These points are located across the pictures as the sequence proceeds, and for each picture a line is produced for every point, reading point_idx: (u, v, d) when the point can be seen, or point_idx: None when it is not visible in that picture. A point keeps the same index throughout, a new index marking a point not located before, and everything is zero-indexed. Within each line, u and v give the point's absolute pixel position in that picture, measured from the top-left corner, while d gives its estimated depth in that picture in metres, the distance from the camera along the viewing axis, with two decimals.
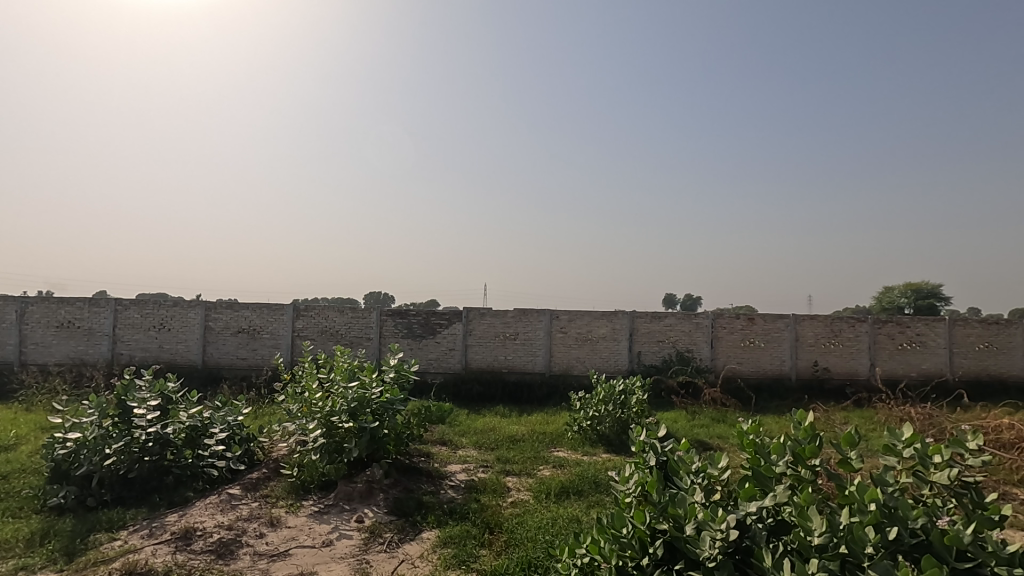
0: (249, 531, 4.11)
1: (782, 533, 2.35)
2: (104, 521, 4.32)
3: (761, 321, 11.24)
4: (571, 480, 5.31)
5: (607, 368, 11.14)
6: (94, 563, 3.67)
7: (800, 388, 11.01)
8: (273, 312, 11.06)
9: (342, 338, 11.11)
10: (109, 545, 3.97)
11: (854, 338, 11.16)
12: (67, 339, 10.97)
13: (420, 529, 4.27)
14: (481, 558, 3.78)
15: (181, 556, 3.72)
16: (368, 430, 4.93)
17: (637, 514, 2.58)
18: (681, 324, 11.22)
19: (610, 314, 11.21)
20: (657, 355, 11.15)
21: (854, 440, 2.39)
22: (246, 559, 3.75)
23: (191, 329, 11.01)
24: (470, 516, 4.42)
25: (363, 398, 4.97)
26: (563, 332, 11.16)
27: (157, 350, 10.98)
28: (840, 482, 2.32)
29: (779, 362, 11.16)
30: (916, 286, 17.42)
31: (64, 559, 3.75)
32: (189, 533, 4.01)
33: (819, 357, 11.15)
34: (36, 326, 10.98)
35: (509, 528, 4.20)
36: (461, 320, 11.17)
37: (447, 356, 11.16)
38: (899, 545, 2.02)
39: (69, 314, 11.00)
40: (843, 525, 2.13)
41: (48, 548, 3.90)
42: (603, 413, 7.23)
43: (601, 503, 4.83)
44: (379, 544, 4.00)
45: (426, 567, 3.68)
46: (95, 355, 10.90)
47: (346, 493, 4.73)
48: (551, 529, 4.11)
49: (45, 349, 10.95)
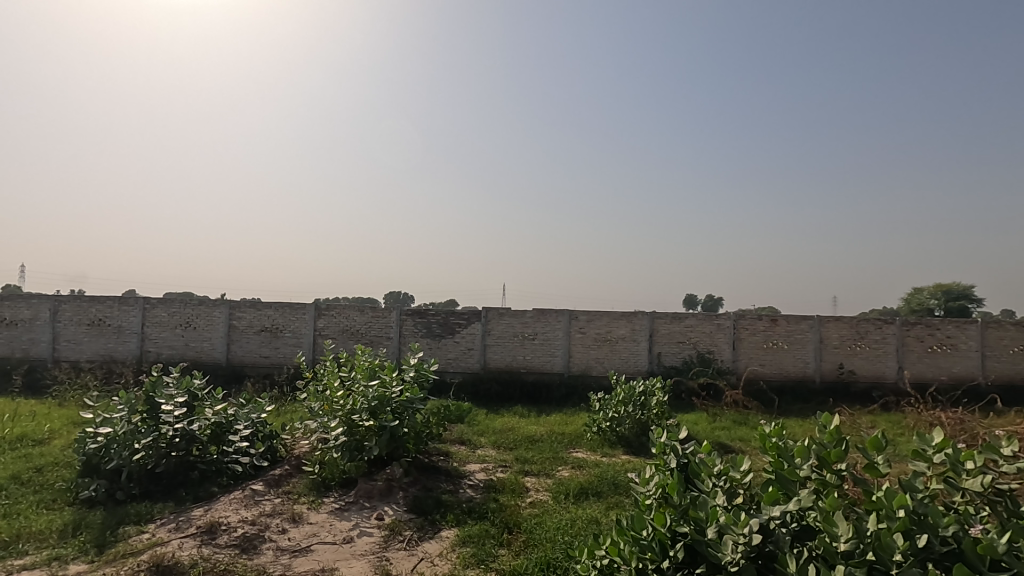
0: (272, 527, 4.18)
1: (807, 538, 2.32)
2: (132, 515, 4.42)
3: (785, 322, 11.03)
4: (589, 481, 5.28)
5: (626, 368, 11.06)
6: (123, 555, 3.77)
7: (825, 390, 10.81)
8: (296, 312, 11.21)
9: (362, 337, 11.21)
10: (138, 538, 4.07)
11: (882, 340, 10.91)
12: (98, 337, 11.27)
13: (439, 528, 4.28)
14: (499, 557, 3.80)
15: (207, 550, 3.80)
16: (387, 429, 4.99)
17: (657, 515, 2.57)
18: (702, 325, 11.09)
19: (629, 315, 11.14)
20: (677, 356, 11.05)
21: (881, 444, 2.32)
22: (269, 554, 3.81)
23: (216, 328, 11.24)
24: (489, 516, 4.43)
25: (383, 397, 5.04)
26: (582, 333, 11.12)
27: (182, 348, 11.23)
28: (868, 488, 2.27)
29: (804, 364, 10.96)
30: (946, 286, 16.97)
31: (95, 551, 3.86)
32: (214, 527, 4.09)
33: (845, 360, 10.93)
34: (69, 324, 11.31)
35: (528, 528, 4.20)
36: (480, 320, 11.20)
37: (467, 356, 11.20)
38: (930, 553, 1.97)
39: (100, 312, 11.30)
40: (870, 531, 2.09)
41: (80, 539, 4.03)
42: (623, 414, 7.18)
43: (620, 504, 4.80)
44: (399, 542, 4.03)
45: (446, 565, 3.69)
46: (123, 352, 11.19)
47: (366, 491, 4.76)
48: (570, 529, 4.10)
49: (77, 347, 11.28)
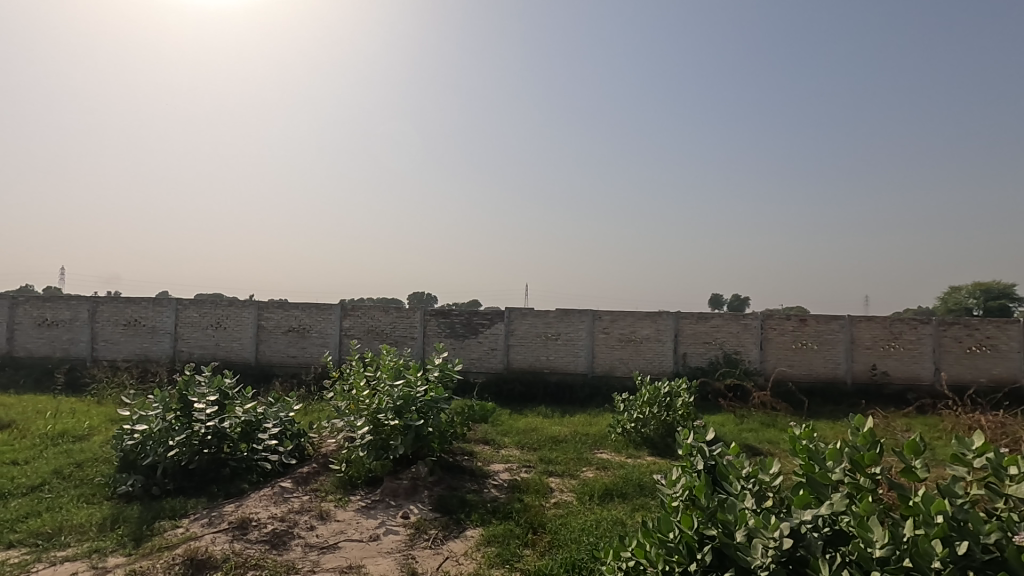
0: (300, 524, 4.26)
1: (839, 543, 2.27)
2: (167, 510, 4.55)
3: (814, 322, 10.78)
4: (613, 482, 5.24)
5: (650, 369, 10.96)
6: (159, 548, 3.88)
7: (857, 392, 10.53)
8: (322, 312, 11.39)
9: (387, 337, 11.34)
10: (173, 532, 4.19)
11: (917, 340, 10.58)
12: (133, 337, 11.63)
13: (464, 527, 4.30)
14: (525, 557, 3.80)
15: (238, 545, 3.88)
16: (412, 428, 5.03)
17: (684, 517, 2.53)
18: (728, 325, 10.91)
19: (654, 315, 11.02)
20: (703, 356, 10.89)
21: (918, 447, 2.25)
22: (298, 550, 3.88)
23: (245, 328, 11.49)
24: (513, 516, 4.44)
25: (408, 397, 5.09)
26: (606, 333, 11.05)
27: (213, 348, 11.51)
28: (903, 492, 2.21)
29: (834, 365, 10.69)
30: (986, 285, 16.37)
31: (132, 544, 3.98)
32: (245, 523, 4.18)
33: (878, 361, 10.63)
34: (106, 324, 11.69)
35: (552, 528, 4.19)
36: (503, 320, 11.22)
37: (490, 356, 11.23)
38: (970, 561, 1.90)
39: (135, 313, 11.66)
40: (906, 538, 2.03)
41: (118, 532, 4.16)
42: (648, 415, 7.12)
43: (646, 506, 4.75)
44: (424, 540, 4.06)
45: (471, 565, 3.71)
46: (157, 352, 11.53)
47: (392, 489, 4.81)
48: (595, 531, 4.07)
49: (114, 347, 11.65)
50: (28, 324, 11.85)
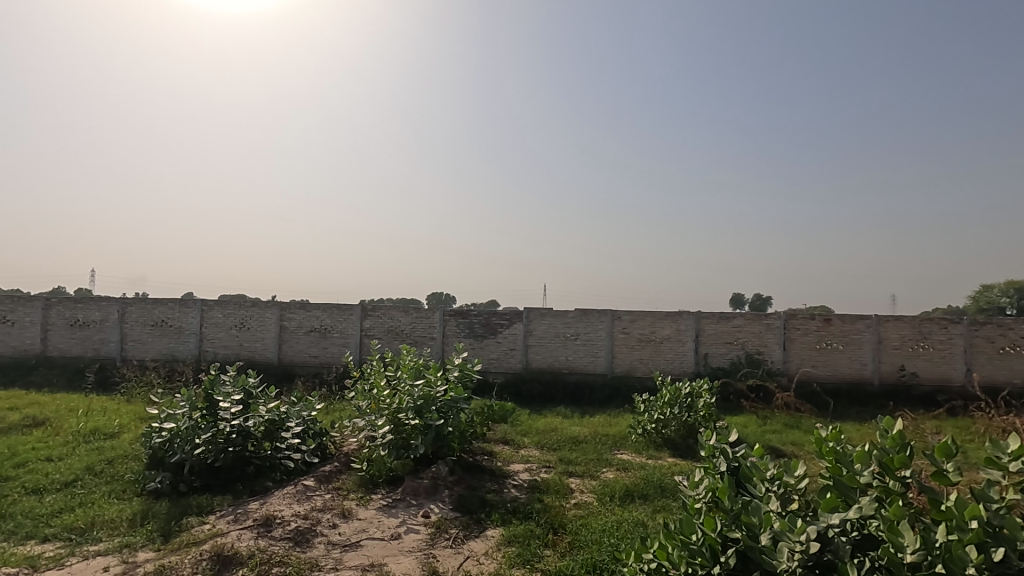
0: (322, 521, 4.31)
1: (868, 547, 2.23)
2: (194, 506, 4.64)
3: (839, 322, 10.57)
4: (634, 483, 5.20)
5: (671, 369, 10.85)
6: (187, 544, 3.97)
7: (884, 393, 10.30)
8: (343, 312, 11.52)
9: (407, 337, 11.42)
10: (199, 528, 4.28)
11: (947, 341, 10.30)
12: (161, 337, 11.90)
13: (485, 527, 4.31)
14: (545, 558, 3.79)
15: (263, 542, 3.95)
16: (433, 428, 5.07)
17: (707, 520, 2.50)
18: (750, 325, 10.76)
19: (674, 315, 10.91)
20: (725, 357, 10.75)
21: (949, 450, 2.19)
22: (321, 548, 3.93)
23: (268, 328, 11.68)
24: (533, 516, 4.43)
25: (428, 396, 5.13)
26: (625, 333, 10.98)
27: (237, 348, 11.72)
28: (935, 497, 2.15)
29: (860, 366, 10.47)
30: (1019, 284, 15.88)
31: (161, 539, 4.07)
32: (269, 520, 4.25)
33: (906, 361, 10.38)
34: (134, 325, 11.99)
35: (573, 529, 4.18)
36: (522, 320, 11.22)
37: (509, 356, 11.24)
38: (1006, 568, 1.84)
39: (162, 314, 11.93)
40: (939, 543, 1.98)
41: (147, 528, 4.27)
42: (668, 416, 7.05)
43: (667, 507, 4.71)
44: (445, 539, 4.08)
45: (491, 565, 3.71)
46: (184, 352, 11.79)
47: (412, 488, 4.84)
48: (617, 532, 4.04)
49: (142, 347, 11.94)
50: (60, 325, 12.20)
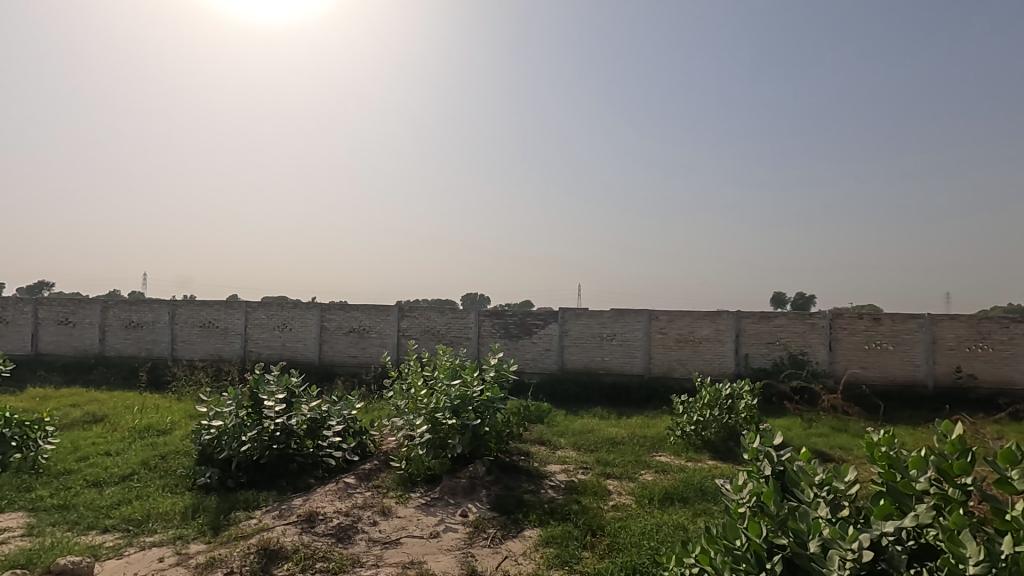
0: (363, 518, 4.39)
1: (925, 558, 2.13)
2: (241, 501, 4.81)
3: (889, 321, 10.14)
4: (674, 486, 5.11)
5: (710, 370, 10.63)
6: (235, 537, 4.11)
7: (939, 396, 9.82)
8: (381, 313, 11.72)
9: (443, 337, 11.53)
10: (247, 522, 4.43)
11: (1008, 341, 9.74)
12: (208, 338, 12.37)
13: (522, 527, 4.32)
14: (584, 560, 3.76)
15: (306, 537, 4.05)
16: (470, 428, 5.11)
17: (752, 525, 2.43)
18: (793, 324, 10.42)
19: (713, 315, 10.67)
20: (767, 357, 10.46)
21: (1015, 456, 2.06)
22: (362, 545, 4.01)
23: (309, 329, 11.99)
24: (571, 517, 4.41)
25: (465, 396, 5.17)
26: (662, 333, 10.80)
27: (280, 348, 12.08)
28: (999, 506, 2.03)
29: (913, 367, 10.00)
30: None
31: (211, 533, 4.23)
32: (312, 516, 4.36)
33: (962, 363, 9.87)
34: (184, 325, 12.50)
35: (612, 531, 4.14)
36: (558, 320, 11.18)
37: (544, 356, 11.22)
38: None
39: (210, 315, 12.39)
40: (1004, 555, 1.86)
41: (198, 521, 4.44)
42: (708, 418, 6.91)
43: (708, 511, 4.61)
44: (483, 539, 4.10)
45: (530, 565, 3.71)
46: (230, 352, 12.23)
47: (450, 487, 4.88)
48: (656, 535, 3.98)
49: (191, 347, 12.44)
50: (116, 326, 12.83)
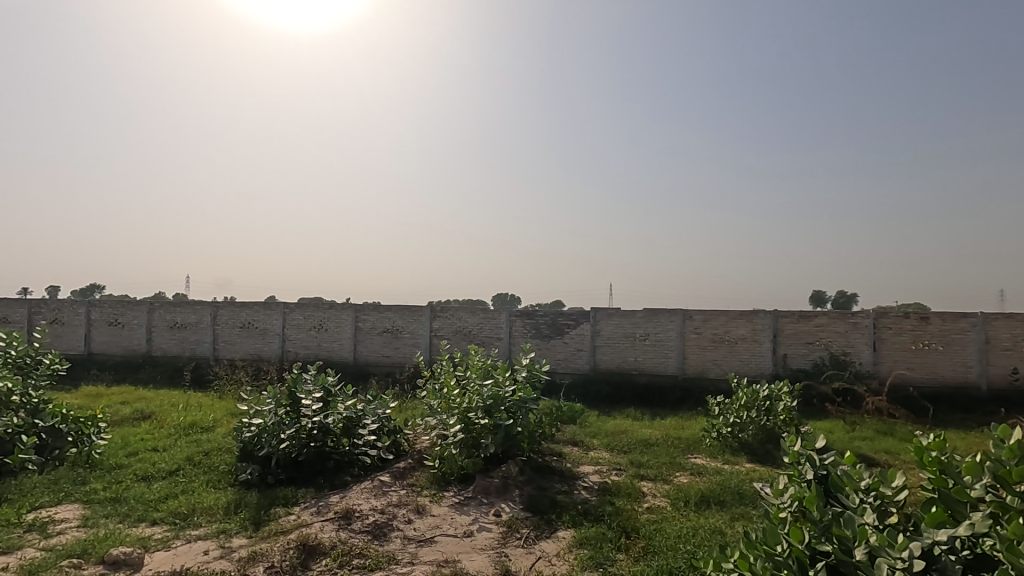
0: (398, 516, 4.45)
1: (982, 568, 2.03)
2: (281, 497, 4.93)
3: (938, 320, 9.71)
4: (710, 489, 5.01)
5: (747, 371, 10.38)
6: (275, 533, 4.22)
7: (993, 399, 9.35)
8: (413, 313, 11.86)
9: (474, 337, 11.59)
10: (286, 518, 4.54)
11: None
12: (248, 338, 12.75)
13: (556, 528, 4.30)
14: (618, 562, 3.72)
15: (344, 534, 4.13)
16: (502, 428, 5.12)
17: (794, 530, 2.36)
18: (835, 324, 10.09)
19: (750, 314, 10.42)
20: (806, 358, 10.16)
21: None
22: (397, 542, 4.06)
23: (343, 329, 12.23)
24: (605, 519, 4.37)
25: (498, 396, 5.20)
26: (697, 333, 10.61)
27: (316, 348, 12.36)
28: None
29: (964, 369, 9.56)
30: None
31: (253, 527, 4.36)
32: (349, 513, 4.44)
33: (1019, 364, 9.38)
34: (225, 326, 12.92)
35: (646, 534, 4.08)
36: (589, 320, 11.10)
37: (576, 356, 11.17)
38: None
39: (249, 316, 12.77)
40: None
41: (241, 516, 4.57)
42: (745, 420, 6.76)
43: (747, 516, 4.49)
44: (516, 539, 4.10)
45: (564, 566, 3.70)
46: (269, 352, 12.57)
47: (483, 487, 4.90)
48: (692, 539, 3.91)
49: (232, 346, 12.85)
50: (162, 326, 13.34)
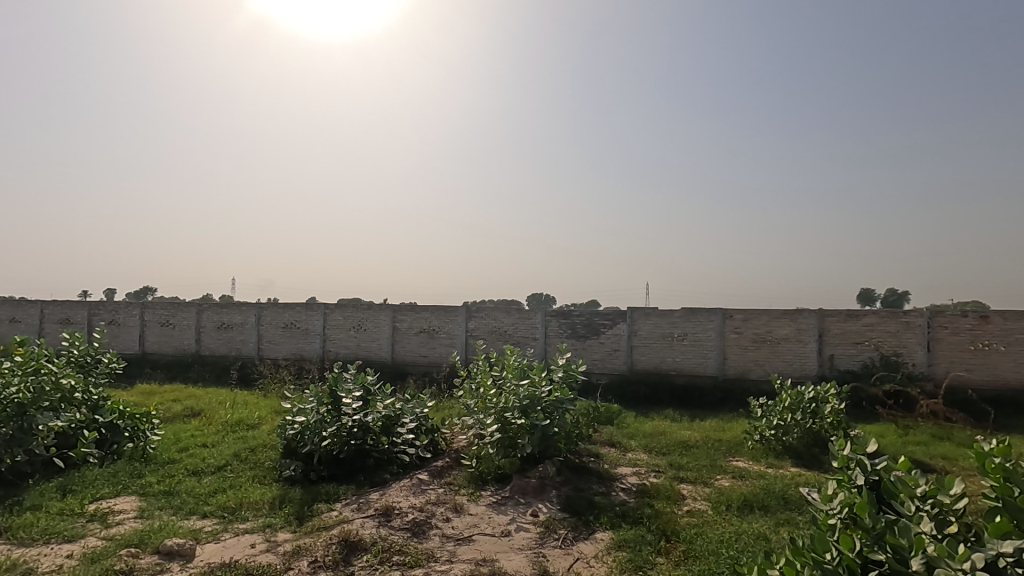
0: (437, 514, 4.49)
1: None
2: (323, 493, 5.05)
3: (998, 320, 9.18)
4: (753, 493, 4.88)
5: (791, 372, 10.06)
6: (318, 528, 4.33)
7: None
8: (449, 314, 11.96)
9: (510, 337, 11.62)
10: (328, 514, 4.65)
11: None
12: (291, 338, 13.12)
13: (594, 529, 4.26)
14: (658, 565, 3.66)
15: (383, 531, 4.20)
16: (539, 428, 5.10)
17: (844, 538, 2.27)
18: (885, 323, 9.67)
19: (793, 313, 10.09)
20: (854, 359, 9.78)
21: None
22: (436, 540, 4.11)
23: (381, 330, 12.45)
24: (644, 522, 4.30)
25: (534, 397, 5.20)
26: (737, 333, 10.35)
27: (355, 347, 12.62)
28: None
29: None
30: None
31: (296, 522, 4.48)
32: (389, 510, 4.51)
33: None
34: (269, 326, 13.33)
35: (687, 537, 4.00)
36: (626, 320, 10.97)
37: (613, 356, 11.05)
38: None
39: (291, 316, 13.14)
40: None
41: (285, 511, 4.71)
42: (790, 422, 6.55)
43: (792, 521, 4.35)
44: (554, 539, 4.09)
45: (602, 568, 3.67)
46: (310, 351, 12.91)
47: (521, 487, 4.90)
48: (735, 544, 3.81)
49: (275, 346, 13.25)
50: (210, 327, 13.87)
